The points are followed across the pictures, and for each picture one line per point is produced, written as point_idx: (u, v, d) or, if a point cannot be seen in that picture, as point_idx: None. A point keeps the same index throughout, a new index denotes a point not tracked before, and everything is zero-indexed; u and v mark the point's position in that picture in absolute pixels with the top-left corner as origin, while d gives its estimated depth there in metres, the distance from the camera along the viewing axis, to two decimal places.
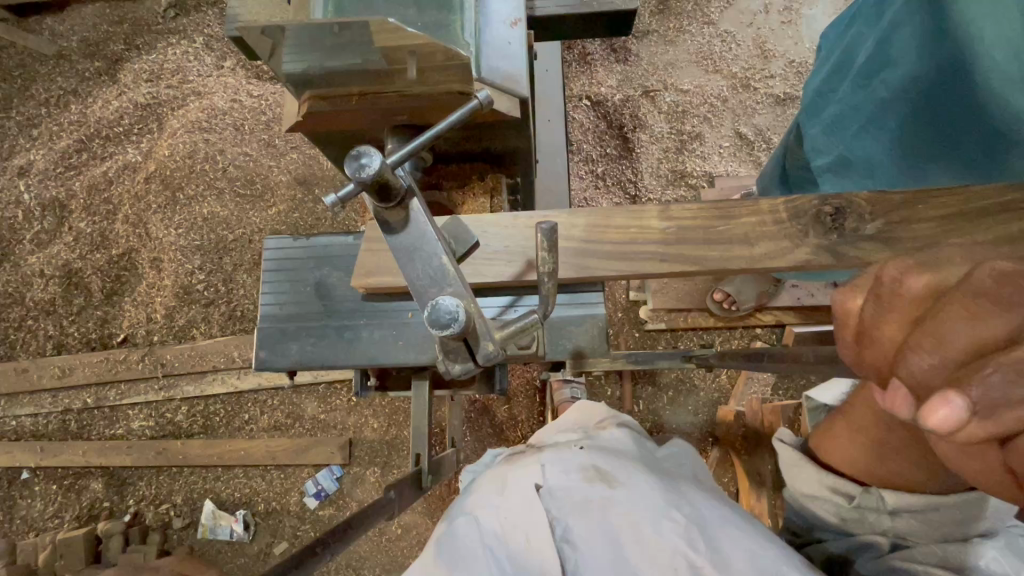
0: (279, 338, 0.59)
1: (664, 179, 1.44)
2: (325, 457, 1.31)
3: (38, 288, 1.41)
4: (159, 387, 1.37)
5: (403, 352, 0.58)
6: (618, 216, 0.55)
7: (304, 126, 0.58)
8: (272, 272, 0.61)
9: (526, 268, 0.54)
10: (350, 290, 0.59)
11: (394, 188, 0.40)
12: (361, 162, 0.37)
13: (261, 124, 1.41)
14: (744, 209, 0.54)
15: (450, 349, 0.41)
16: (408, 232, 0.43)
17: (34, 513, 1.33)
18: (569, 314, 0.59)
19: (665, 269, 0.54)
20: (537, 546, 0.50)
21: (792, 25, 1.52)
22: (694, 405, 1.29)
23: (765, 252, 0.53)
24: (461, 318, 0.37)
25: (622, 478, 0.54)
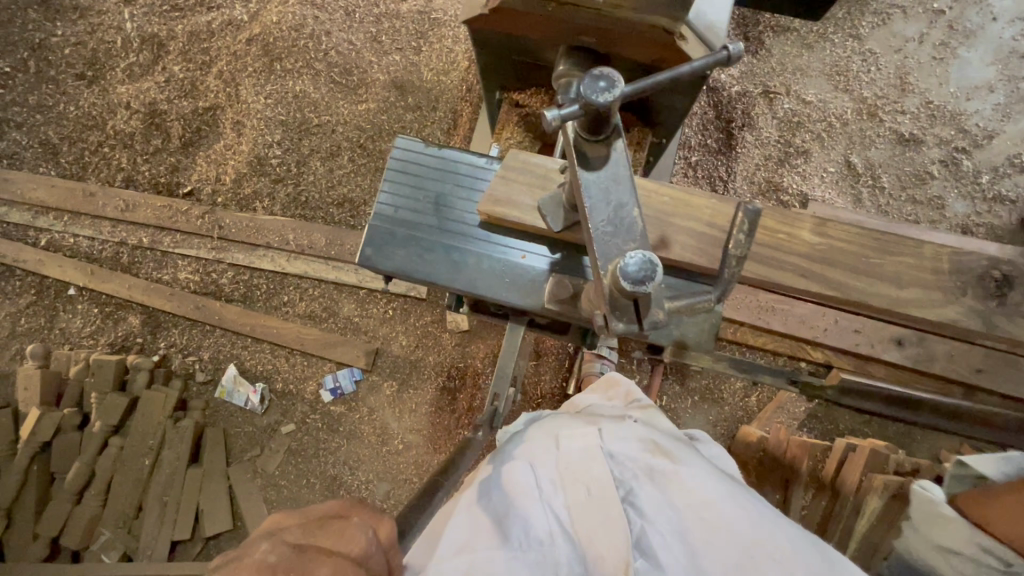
0: (395, 226, 0.73)
1: (756, 187, 1.39)
2: (350, 358, 1.35)
3: (122, 119, 1.43)
4: (211, 246, 1.39)
5: (498, 284, 0.71)
6: (773, 220, 0.69)
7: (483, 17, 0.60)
8: (399, 171, 0.75)
9: (659, 242, 0.68)
10: (465, 207, 0.74)
11: (608, 121, 0.48)
12: (600, 84, 0.44)
13: (372, 14, 1.36)
14: (904, 250, 0.67)
15: (619, 307, 0.48)
16: (602, 169, 0.51)
17: (73, 328, 1.40)
18: (676, 281, 0.69)
19: (813, 282, 0.67)
20: (602, 496, 0.51)
21: (942, 63, 1.40)
22: (715, 416, 1.28)
23: (909, 295, 0.66)
24: (656, 277, 0.46)
25: (685, 457, 0.54)
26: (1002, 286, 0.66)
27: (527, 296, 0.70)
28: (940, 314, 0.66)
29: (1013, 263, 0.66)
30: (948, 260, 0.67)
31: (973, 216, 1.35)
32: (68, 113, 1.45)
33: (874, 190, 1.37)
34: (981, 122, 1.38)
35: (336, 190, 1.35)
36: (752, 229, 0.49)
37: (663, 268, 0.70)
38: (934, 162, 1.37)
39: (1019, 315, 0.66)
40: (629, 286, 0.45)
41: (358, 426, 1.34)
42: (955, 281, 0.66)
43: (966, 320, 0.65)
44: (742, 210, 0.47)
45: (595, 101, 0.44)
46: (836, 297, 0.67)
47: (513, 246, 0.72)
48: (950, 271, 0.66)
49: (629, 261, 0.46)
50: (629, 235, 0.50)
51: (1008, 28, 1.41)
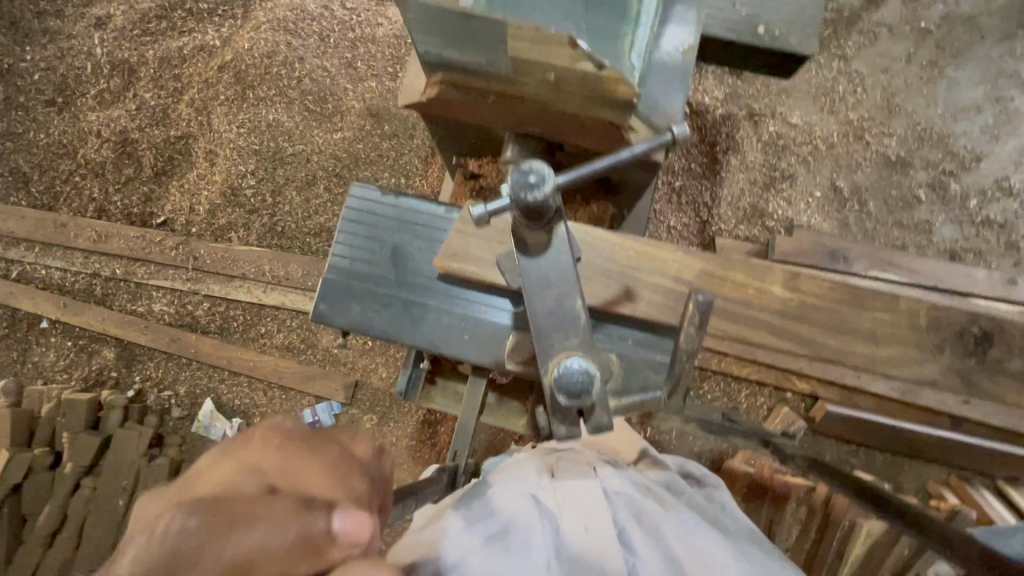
0: (349, 282, 0.71)
1: (740, 213, 1.36)
2: (328, 392, 1.32)
3: (93, 147, 1.40)
4: (186, 278, 1.36)
5: (459, 340, 0.70)
6: (743, 274, 0.67)
7: (426, 104, 0.61)
8: (354, 221, 0.73)
9: (624, 295, 0.66)
10: (424, 260, 0.71)
11: (546, 213, 0.45)
12: (529, 179, 0.42)
13: (347, 40, 1.32)
14: (880, 305, 0.65)
15: (561, 410, 0.48)
16: (544, 255, 0.48)
17: (46, 363, 1.37)
18: (642, 336, 0.67)
19: (780, 338, 0.65)
20: (600, 531, 0.50)
21: (930, 84, 1.38)
22: (700, 447, 1.27)
23: (886, 354, 0.64)
24: (592, 389, 0.45)
25: (676, 503, 0.55)
26: (980, 342, 0.64)
27: (488, 353, 0.69)
28: (917, 372, 0.64)
29: (992, 317, 0.64)
30: (926, 314, 0.65)
31: (961, 241, 1.33)
32: (38, 141, 1.42)
33: (861, 215, 1.35)
34: (969, 144, 1.35)
35: (312, 220, 1.32)
36: (702, 323, 0.48)
37: (628, 323, 0.67)
38: (922, 185, 1.35)
39: (999, 371, 0.64)
40: (565, 398, 0.45)
41: None
42: (933, 339, 0.64)
43: (942, 379, 0.63)
44: (692, 308, 0.47)
45: (522, 199, 0.42)
46: (807, 355, 0.65)
47: (474, 301, 0.71)
48: (928, 327, 0.64)
49: (567, 370, 0.45)
50: (571, 330, 0.49)
51: (995, 48, 1.38)
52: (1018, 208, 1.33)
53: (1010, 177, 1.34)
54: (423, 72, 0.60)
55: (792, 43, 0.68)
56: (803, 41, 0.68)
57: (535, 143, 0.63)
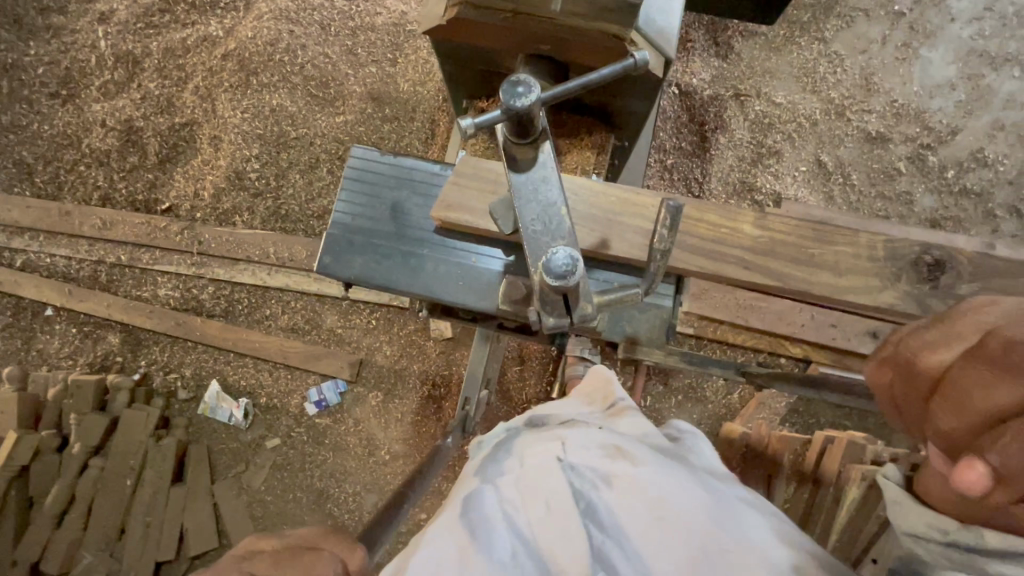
0: (350, 237, 0.74)
1: (730, 188, 1.41)
2: (333, 370, 1.34)
3: (97, 137, 1.42)
4: (192, 262, 1.38)
5: (455, 288, 0.73)
6: (716, 215, 0.71)
7: (442, 29, 0.65)
8: (355, 180, 0.76)
9: (600, 243, 0.70)
10: (422, 215, 0.75)
11: (531, 125, 0.51)
12: (518, 89, 0.48)
13: (348, 28, 1.37)
14: (841, 240, 0.69)
15: (549, 302, 0.53)
16: (531, 170, 0.55)
17: (51, 349, 1.38)
18: (628, 279, 0.73)
19: (751, 274, 0.69)
20: (560, 508, 0.49)
21: (905, 63, 1.45)
22: (698, 414, 1.30)
23: (850, 284, 0.68)
24: (577, 273, 0.50)
25: (645, 457, 0.51)
26: (933, 270, 0.68)
27: (483, 299, 0.73)
28: (890, 288, 0.68)
29: (943, 247, 0.68)
30: (882, 246, 0.69)
31: (941, 210, 1.39)
32: (42, 132, 1.44)
33: (845, 188, 1.40)
34: (944, 119, 1.42)
35: (316, 202, 1.35)
36: (674, 225, 0.55)
37: (613, 267, 0.73)
38: (901, 159, 1.41)
39: (950, 296, 0.67)
40: (553, 280, 0.50)
41: (344, 438, 1.33)
42: (890, 267, 0.68)
43: (915, 290, 0.67)
44: (665, 209, 0.54)
45: (513, 105, 0.48)
46: (778, 287, 0.69)
47: (470, 251, 0.74)
48: (886, 257, 0.68)
49: (554, 258, 0.50)
50: (559, 234, 0.54)
51: (966, 28, 1.45)
52: (993, 178, 1.39)
53: (985, 149, 1.40)
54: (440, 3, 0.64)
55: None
56: None
57: (542, 65, 0.65)
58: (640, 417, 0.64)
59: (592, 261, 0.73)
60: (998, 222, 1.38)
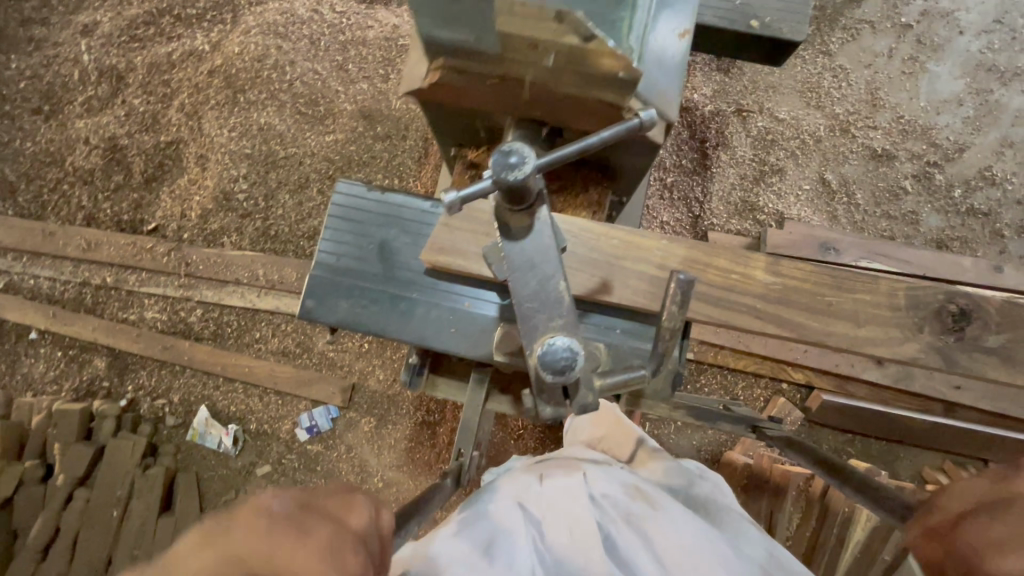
0: (337, 278, 0.71)
1: (732, 207, 1.38)
2: (325, 396, 1.31)
3: (81, 155, 1.38)
4: (179, 284, 1.35)
5: (446, 334, 0.70)
6: (726, 261, 0.67)
7: (426, 92, 0.62)
8: (341, 217, 0.73)
9: (602, 286, 0.66)
10: (411, 256, 0.71)
11: (526, 196, 0.47)
12: (510, 160, 0.45)
13: (338, 43, 1.32)
14: (859, 287, 0.66)
15: (547, 390, 0.51)
16: (527, 240, 0.51)
17: (35, 374, 1.35)
18: (629, 325, 0.69)
19: (765, 324, 0.65)
20: (583, 533, 0.51)
21: (912, 78, 1.41)
22: (699, 441, 1.27)
23: (868, 335, 0.65)
24: (577, 364, 0.47)
25: (663, 505, 0.55)
26: (958, 320, 0.64)
27: (475, 346, 0.69)
28: (902, 342, 0.64)
29: (969, 295, 0.64)
30: (904, 294, 0.65)
31: (948, 230, 1.35)
32: (24, 149, 1.40)
33: (849, 207, 1.37)
34: (951, 136, 1.38)
35: (305, 223, 1.31)
36: (684, 302, 0.50)
37: (615, 312, 0.69)
38: (907, 177, 1.37)
39: (978, 349, 0.64)
40: (551, 375, 0.47)
41: (336, 466, 1.30)
42: (912, 318, 0.65)
43: (929, 344, 0.64)
44: (676, 285, 0.48)
45: (506, 179, 0.44)
46: (793, 338, 0.65)
47: (462, 294, 0.71)
48: (908, 306, 0.65)
49: (552, 348, 0.47)
50: (557, 311, 0.51)
51: (974, 42, 1.41)
52: (1001, 197, 1.36)
53: (993, 167, 1.37)
54: (423, 63, 0.61)
55: (783, 29, 0.70)
56: (794, 28, 0.70)
57: (533, 129, 0.63)
58: (662, 463, 0.68)
59: (592, 305, 0.69)
60: (1006, 242, 1.34)
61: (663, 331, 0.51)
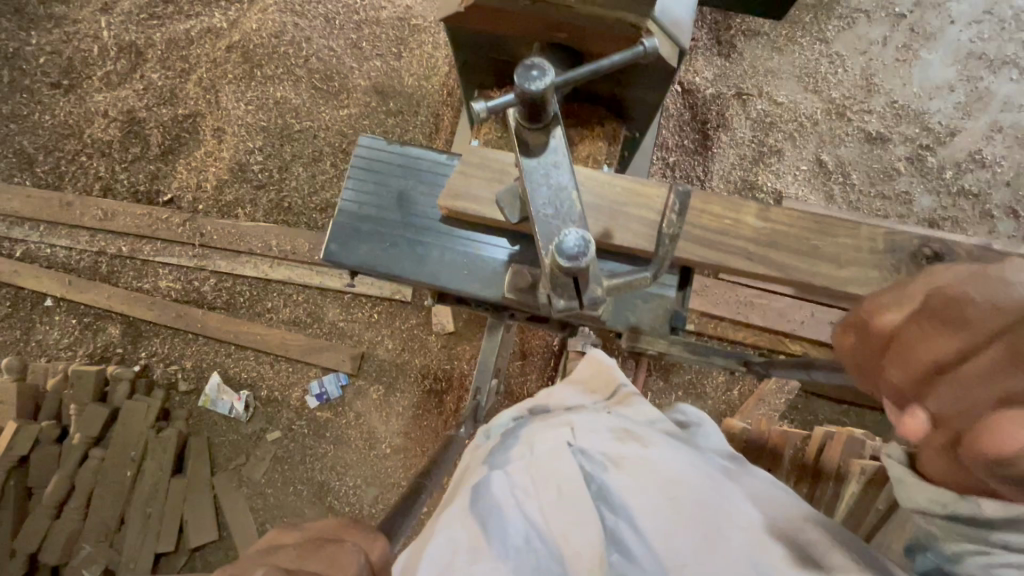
0: (357, 224, 0.74)
1: (732, 186, 1.42)
2: (335, 363, 1.34)
3: (99, 127, 1.42)
4: (193, 254, 1.38)
5: (461, 277, 0.73)
6: (720, 207, 0.71)
7: (458, 16, 0.66)
8: (362, 166, 0.76)
9: (604, 233, 0.70)
10: (429, 203, 0.75)
11: (544, 110, 0.52)
12: (532, 72, 0.49)
13: (353, 22, 1.37)
14: (843, 232, 0.69)
15: (560, 284, 0.53)
16: (544, 154, 0.55)
17: (50, 340, 1.37)
18: (630, 268, 0.72)
19: (753, 266, 0.69)
20: (570, 493, 0.50)
21: (905, 65, 1.46)
22: (698, 409, 1.31)
23: (851, 275, 0.68)
24: (589, 252, 0.50)
25: (651, 440, 0.54)
26: (933, 262, 0.68)
27: (489, 287, 0.73)
28: (894, 277, 0.68)
29: (942, 239, 0.68)
30: (883, 238, 0.69)
31: (939, 210, 1.40)
32: (43, 122, 1.44)
33: (845, 187, 1.41)
34: (943, 120, 1.44)
35: (318, 195, 1.35)
36: (682, 212, 0.59)
37: (618, 257, 0.73)
38: (901, 159, 1.42)
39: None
40: (565, 261, 0.49)
41: (345, 432, 1.33)
42: (889, 260, 0.68)
43: (918, 279, 0.68)
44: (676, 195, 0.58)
45: (528, 88, 0.49)
46: (780, 279, 0.69)
47: (476, 240, 0.74)
48: (886, 250, 0.69)
49: (567, 239, 0.50)
50: (570, 218, 0.55)
51: (965, 31, 1.47)
52: (991, 179, 1.41)
53: (983, 150, 1.42)
54: None
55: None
56: None
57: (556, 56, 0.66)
58: (645, 404, 0.64)
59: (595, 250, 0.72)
60: (995, 223, 1.39)
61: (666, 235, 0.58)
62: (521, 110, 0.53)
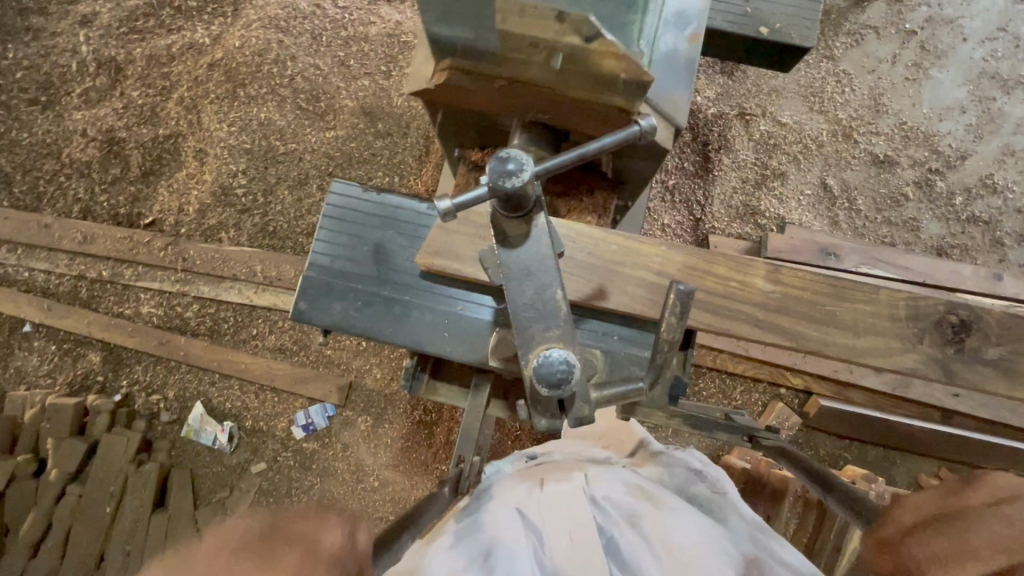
0: (330, 280, 0.70)
1: (734, 211, 1.37)
2: (322, 394, 1.30)
3: (77, 146, 1.37)
4: (175, 279, 1.34)
5: (440, 339, 0.69)
6: (725, 267, 0.67)
7: (428, 92, 0.62)
8: (338, 216, 0.72)
9: (597, 292, 0.65)
10: (407, 259, 0.70)
11: (523, 202, 0.47)
12: (508, 166, 0.44)
13: (340, 39, 1.31)
14: (858, 297, 0.65)
15: (541, 404, 0.48)
16: (524, 247, 0.50)
17: (28, 367, 1.33)
18: (628, 331, 0.68)
19: (764, 333, 0.65)
20: (585, 538, 0.48)
21: (915, 84, 1.41)
22: (696, 445, 1.27)
23: (868, 346, 0.64)
24: (573, 376, 0.45)
25: (668, 500, 0.53)
26: (959, 330, 0.64)
27: (470, 351, 0.68)
28: (903, 345, 0.64)
29: (969, 306, 0.64)
30: (905, 305, 0.65)
31: (948, 238, 1.35)
32: (21, 140, 1.39)
33: (850, 213, 1.36)
34: (953, 143, 1.38)
35: (304, 220, 1.30)
36: (683, 314, 0.47)
37: (613, 319, 0.68)
38: (909, 184, 1.37)
39: (977, 361, 0.63)
40: (546, 388, 0.45)
41: (331, 464, 1.29)
42: (912, 328, 0.64)
43: (929, 348, 0.64)
44: (675, 295, 0.45)
45: (500, 187, 0.44)
46: (792, 348, 0.64)
47: (458, 299, 0.70)
48: (908, 317, 0.64)
49: (549, 359, 0.45)
50: (553, 321, 0.49)
51: (977, 49, 1.41)
52: (1002, 205, 1.36)
53: (994, 175, 1.37)
54: (428, 61, 0.61)
55: (793, 36, 0.69)
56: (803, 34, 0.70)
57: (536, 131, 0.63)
58: (664, 464, 0.64)
59: (588, 310, 0.69)
60: (1006, 251, 1.34)
61: (664, 344, 0.47)
62: (499, 202, 0.48)
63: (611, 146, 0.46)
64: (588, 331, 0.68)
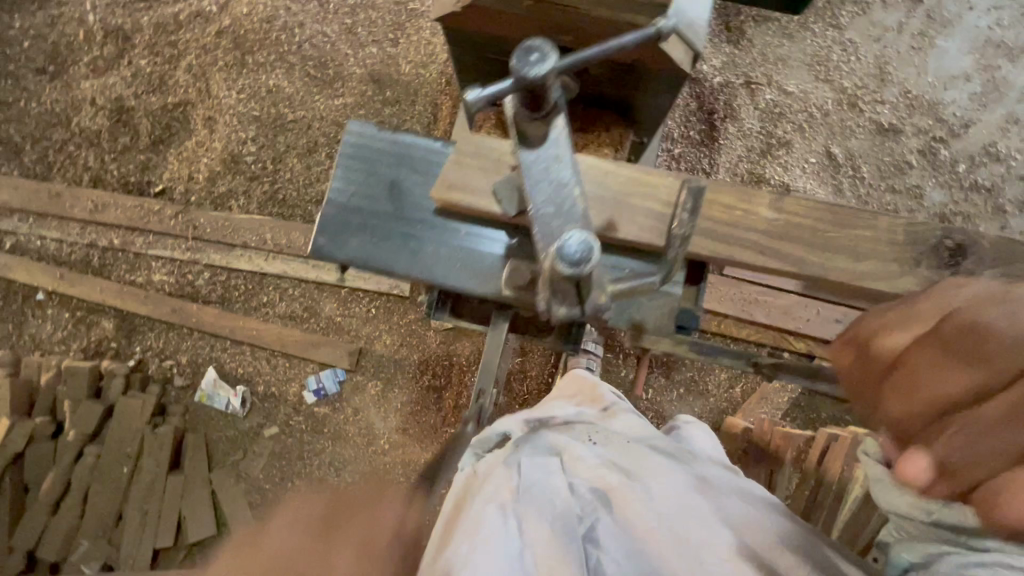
0: (341, 219, 0.68)
1: (739, 179, 1.38)
2: (332, 358, 1.32)
3: (86, 115, 1.37)
4: (186, 247, 1.35)
5: (453, 272, 0.67)
6: (730, 197, 0.63)
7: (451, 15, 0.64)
8: (348, 150, 0.69)
9: (607, 226, 0.62)
10: (421, 196, 0.68)
11: (543, 96, 0.48)
12: (532, 56, 0.45)
13: (347, 6, 1.31)
14: (859, 224, 0.62)
15: (560, 293, 0.51)
16: (542, 148, 0.52)
17: (43, 334, 1.35)
18: (639, 265, 0.65)
19: (766, 263, 0.62)
20: (561, 530, 0.46)
21: (920, 53, 1.41)
22: (700, 407, 1.29)
23: (868, 270, 0.61)
24: (592, 258, 0.47)
25: (643, 468, 0.52)
26: (954, 254, 0.61)
27: (487, 283, 0.67)
28: None
29: (966, 230, 0.61)
30: None
31: (950, 205, 1.36)
32: (29, 111, 1.39)
33: (855, 181, 1.37)
34: (958, 112, 1.39)
35: (313, 188, 1.31)
36: (693, 208, 0.60)
37: (624, 252, 0.65)
38: (913, 152, 1.38)
39: None
40: (567, 267, 0.46)
41: (343, 427, 1.31)
42: (911, 252, 0.61)
43: None
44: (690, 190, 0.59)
45: (525, 74, 0.45)
46: (793, 274, 0.62)
47: (474, 233, 0.68)
48: (905, 241, 0.61)
49: (568, 243, 0.46)
50: (571, 218, 0.52)
51: (984, 17, 1.41)
52: (1004, 173, 1.37)
53: (997, 143, 1.38)
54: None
55: None
56: None
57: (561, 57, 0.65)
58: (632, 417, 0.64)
59: (598, 246, 0.66)
60: (1008, 218, 1.36)
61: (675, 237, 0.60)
62: (520, 99, 0.49)
63: (632, 43, 0.47)
64: (598, 267, 0.65)
